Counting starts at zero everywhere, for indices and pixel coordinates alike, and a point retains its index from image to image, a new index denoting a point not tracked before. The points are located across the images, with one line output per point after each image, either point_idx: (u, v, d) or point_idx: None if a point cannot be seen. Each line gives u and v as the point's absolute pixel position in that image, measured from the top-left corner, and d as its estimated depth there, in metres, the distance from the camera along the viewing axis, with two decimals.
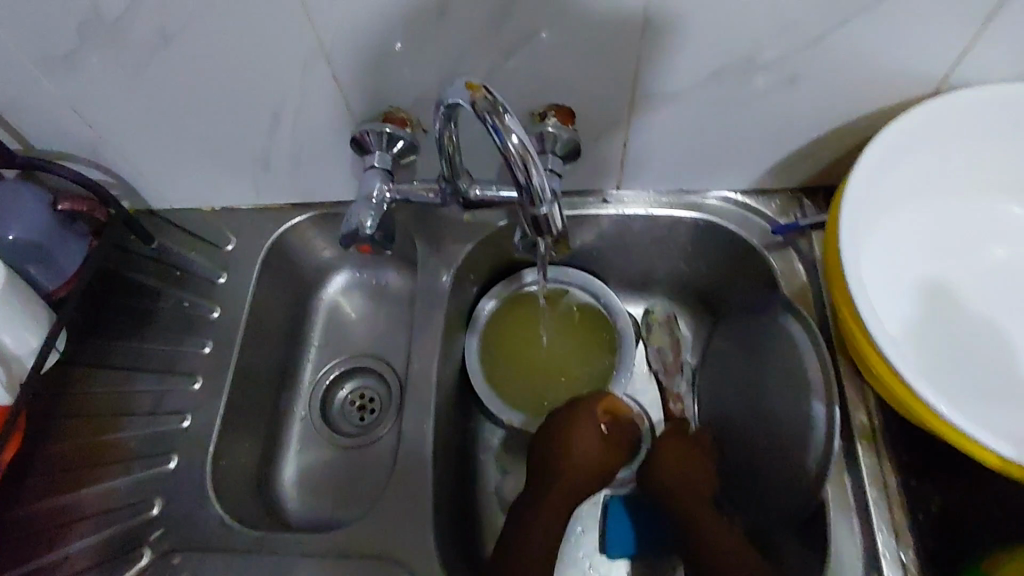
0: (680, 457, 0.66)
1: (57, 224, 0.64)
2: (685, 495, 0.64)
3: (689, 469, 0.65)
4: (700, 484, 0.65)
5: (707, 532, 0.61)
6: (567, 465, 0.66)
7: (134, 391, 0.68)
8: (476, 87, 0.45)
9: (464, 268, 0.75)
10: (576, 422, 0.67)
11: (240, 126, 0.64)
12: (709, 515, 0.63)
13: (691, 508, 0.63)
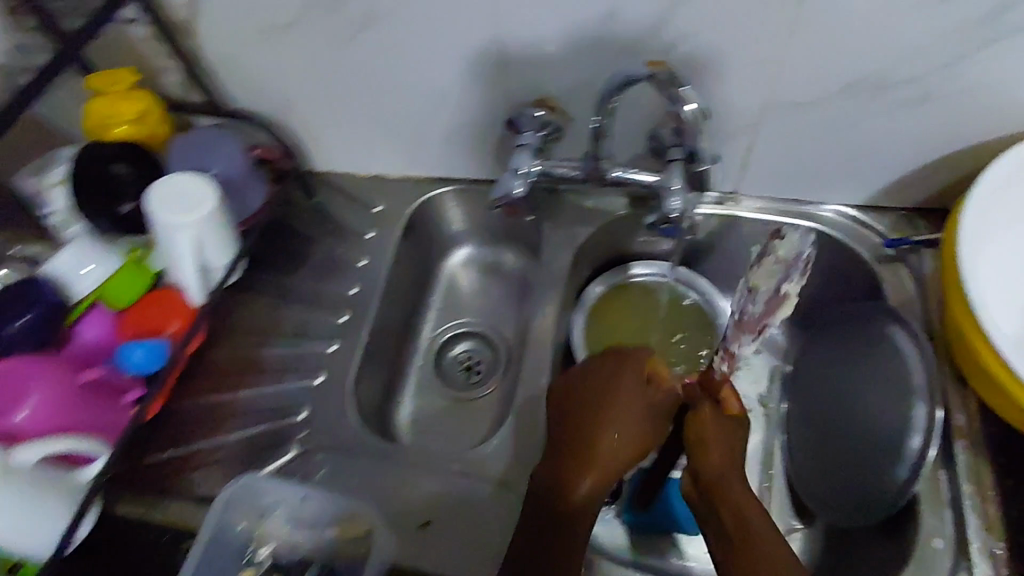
0: (727, 433, 0.56)
1: (246, 169, 0.73)
2: (723, 480, 0.54)
3: (724, 437, 0.57)
4: (736, 458, 0.55)
5: (735, 516, 0.52)
6: (610, 412, 0.60)
7: (286, 317, 0.78)
8: (657, 64, 0.55)
9: (582, 250, 0.82)
10: (618, 384, 0.61)
11: (409, 101, 0.74)
12: (749, 508, 0.53)
13: (712, 479, 0.54)
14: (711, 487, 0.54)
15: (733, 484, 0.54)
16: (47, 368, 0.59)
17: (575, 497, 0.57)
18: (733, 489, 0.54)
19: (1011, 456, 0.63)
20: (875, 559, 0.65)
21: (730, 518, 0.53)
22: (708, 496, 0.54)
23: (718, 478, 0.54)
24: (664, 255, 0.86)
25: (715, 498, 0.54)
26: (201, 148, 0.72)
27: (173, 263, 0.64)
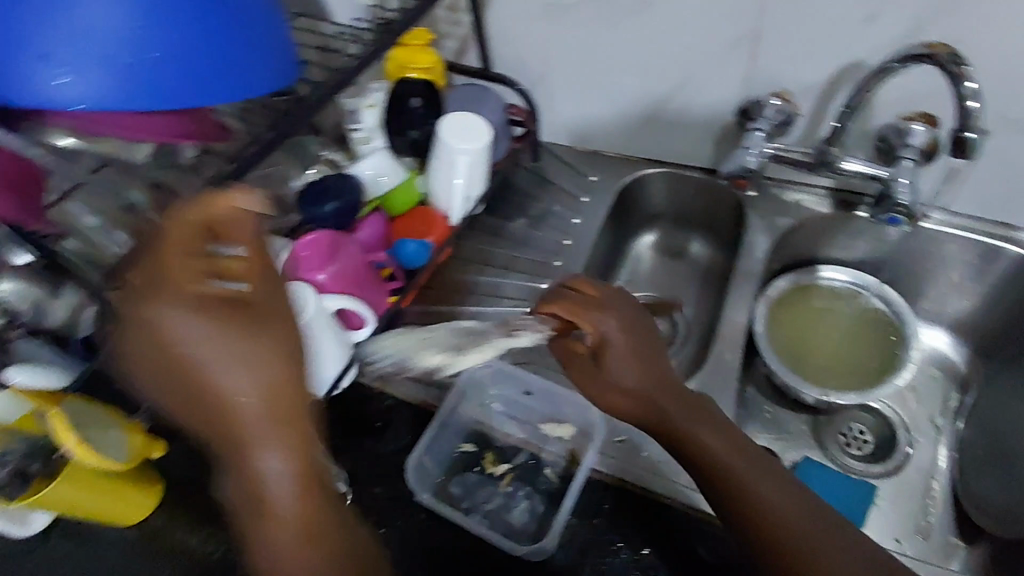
0: (629, 346, 0.63)
1: (501, 123, 0.87)
2: (659, 396, 0.61)
3: (631, 364, 0.63)
4: (686, 403, 0.61)
5: (695, 443, 0.59)
6: (620, 361, 0.63)
7: (505, 255, 0.89)
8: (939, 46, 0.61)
9: (779, 243, 0.87)
10: (603, 307, 0.64)
11: (651, 83, 0.84)
12: (727, 434, 0.60)
13: (652, 414, 0.61)
14: (666, 428, 0.60)
15: (687, 421, 0.60)
16: (348, 240, 0.71)
17: (236, 405, 0.51)
18: (704, 435, 0.59)
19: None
20: None
21: (662, 434, 0.60)
22: (663, 433, 0.61)
23: (614, 363, 0.63)
24: (853, 262, 0.90)
25: (655, 425, 0.61)
26: (471, 98, 0.85)
27: (443, 183, 0.78)
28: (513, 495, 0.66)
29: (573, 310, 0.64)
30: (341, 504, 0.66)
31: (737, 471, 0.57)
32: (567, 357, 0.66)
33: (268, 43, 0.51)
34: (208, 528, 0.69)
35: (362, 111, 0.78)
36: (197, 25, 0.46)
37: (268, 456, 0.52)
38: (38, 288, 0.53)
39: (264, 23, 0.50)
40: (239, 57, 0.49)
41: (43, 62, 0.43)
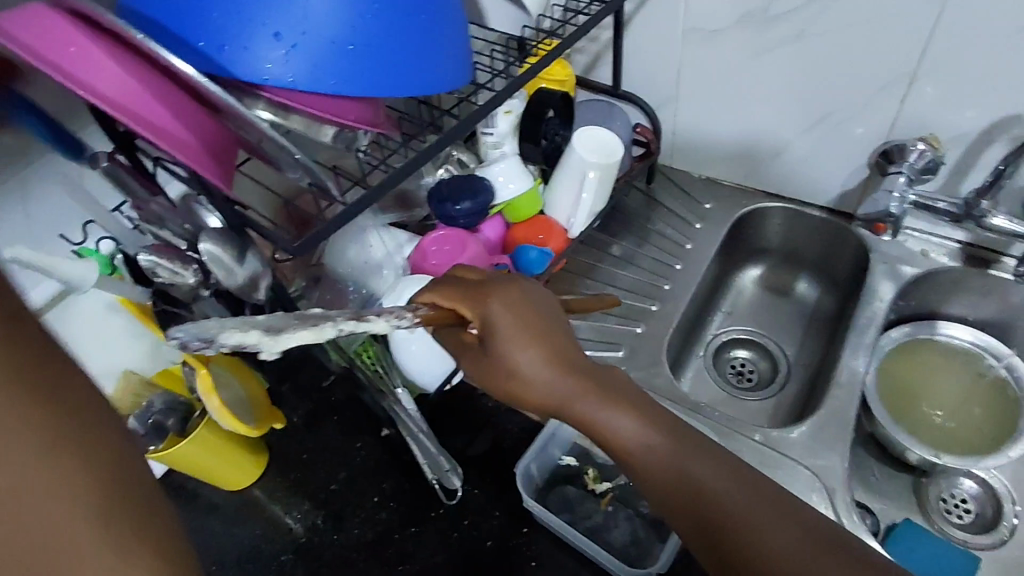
0: (576, 379, 0.49)
1: (627, 141, 0.87)
2: (622, 425, 0.47)
3: (602, 398, 0.48)
4: (646, 423, 0.48)
5: (670, 477, 0.46)
6: (577, 397, 0.48)
7: (613, 272, 0.88)
8: None
9: (902, 292, 0.83)
10: (493, 294, 0.51)
11: (784, 117, 0.82)
12: (706, 464, 0.46)
13: (612, 441, 0.48)
14: (626, 450, 0.47)
15: (651, 448, 0.47)
16: (474, 239, 0.73)
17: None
18: (660, 448, 0.46)
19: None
20: None
21: (706, 519, 0.44)
22: (626, 459, 0.47)
23: (576, 400, 0.48)
24: (978, 323, 0.86)
25: (622, 450, 0.47)
26: (600, 114, 0.86)
27: (567, 195, 0.78)
28: (614, 515, 0.65)
29: (515, 322, 0.49)
30: (451, 498, 0.69)
31: (723, 506, 0.44)
32: (523, 396, 0.49)
33: (452, 40, 0.53)
34: (307, 502, 0.71)
35: (498, 116, 0.77)
36: (403, 14, 0.49)
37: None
38: (230, 254, 0.54)
39: (450, 19, 0.53)
40: (430, 51, 0.51)
41: (275, 40, 0.45)
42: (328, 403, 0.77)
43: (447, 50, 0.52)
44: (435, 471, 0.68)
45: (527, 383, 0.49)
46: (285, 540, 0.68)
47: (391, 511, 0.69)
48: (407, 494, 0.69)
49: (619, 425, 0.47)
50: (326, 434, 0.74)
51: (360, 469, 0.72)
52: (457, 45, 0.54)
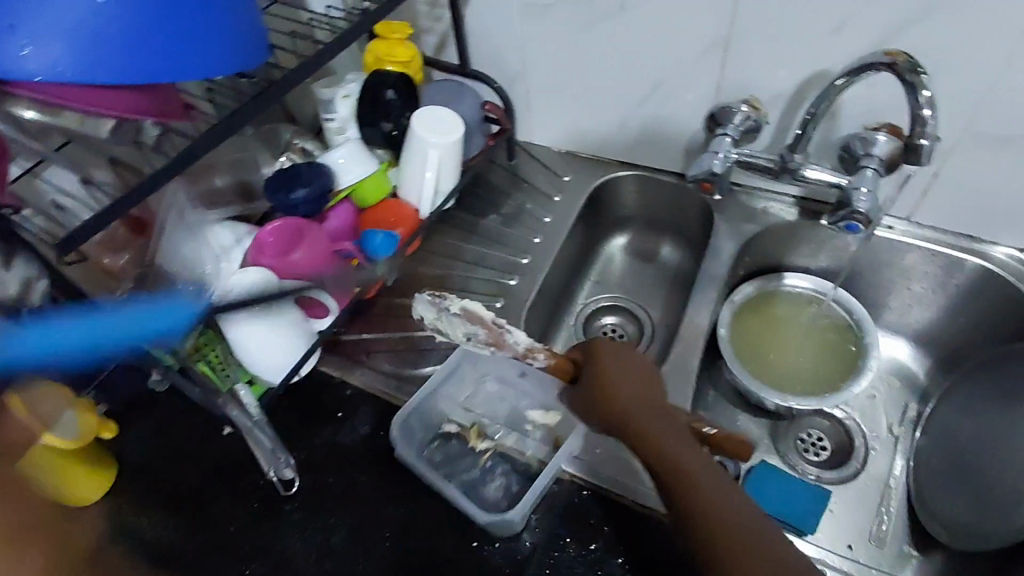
0: (641, 412, 0.57)
1: (476, 119, 0.87)
2: (688, 469, 0.53)
3: (670, 437, 0.55)
4: (708, 479, 0.53)
5: (699, 515, 0.52)
6: (660, 432, 0.56)
7: (474, 250, 0.90)
8: (896, 53, 0.58)
9: (745, 248, 0.88)
10: (605, 356, 0.61)
11: (623, 87, 0.84)
12: (753, 545, 0.50)
13: (666, 467, 0.54)
14: (677, 472, 0.53)
15: (699, 489, 0.52)
16: (314, 227, 0.71)
17: None
18: (709, 496, 0.52)
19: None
20: None
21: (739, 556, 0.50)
22: (667, 481, 0.54)
23: (652, 434, 0.56)
24: (818, 271, 0.91)
25: (670, 473, 0.54)
26: (449, 93, 0.86)
27: (415, 176, 0.78)
28: (491, 470, 0.69)
29: (606, 368, 0.60)
30: (287, 489, 0.68)
31: (742, 565, 0.49)
32: (604, 416, 0.59)
33: (235, 42, 0.51)
34: (158, 510, 0.68)
35: (337, 101, 0.80)
36: (160, 17, 0.47)
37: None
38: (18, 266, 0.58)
39: (234, 26, 0.51)
40: (196, 56, 0.49)
41: (13, 33, 0.44)
42: (184, 407, 0.75)
43: (218, 58, 0.50)
44: (272, 464, 0.67)
45: (611, 402, 0.58)
46: (134, 551, 0.66)
47: (247, 509, 0.67)
48: (263, 491, 0.68)
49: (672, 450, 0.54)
50: (181, 439, 0.73)
51: (217, 470, 0.70)
52: (235, 51, 0.52)
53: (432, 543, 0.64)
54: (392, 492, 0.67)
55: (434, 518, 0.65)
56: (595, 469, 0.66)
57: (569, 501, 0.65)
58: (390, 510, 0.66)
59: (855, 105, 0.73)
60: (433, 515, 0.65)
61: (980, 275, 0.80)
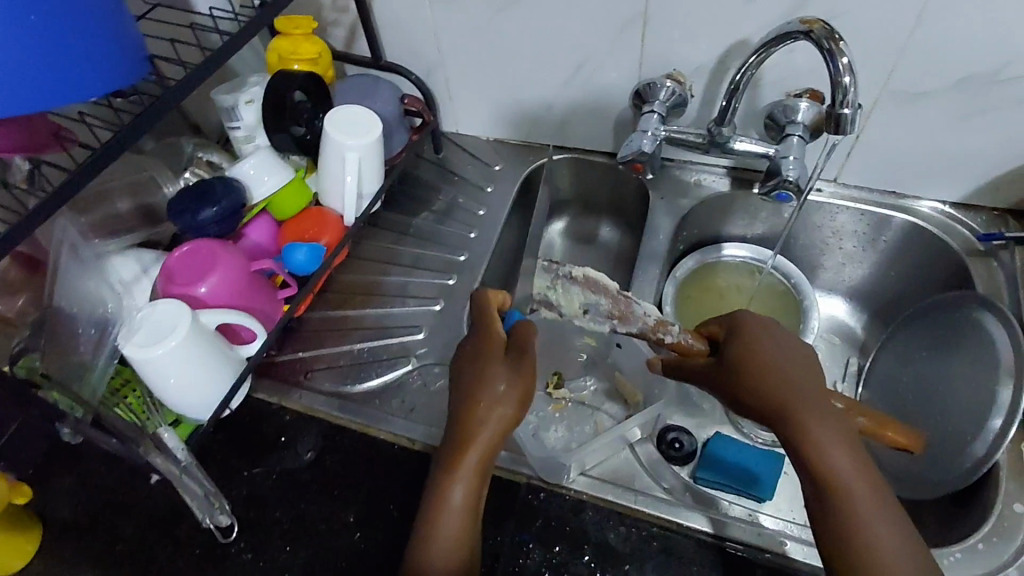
0: (812, 400, 0.50)
1: (396, 115, 0.82)
2: (835, 456, 0.48)
3: (829, 423, 0.49)
4: (856, 467, 0.48)
5: (848, 505, 0.47)
6: (813, 415, 0.49)
7: (408, 251, 0.86)
8: (811, 21, 0.57)
9: (683, 222, 0.87)
10: (800, 355, 0.53)
11: (545, 71, 0.81)
12: (898, 534, 0.47)
13: (820, 456, 0.48)
14: (829, 467, 0.48)
15: (850, 478, 0.48)
16: (228, 248, 0.66)
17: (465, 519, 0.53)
18: (860, 492, 0.47)
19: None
20: (940, 531, 0.67)
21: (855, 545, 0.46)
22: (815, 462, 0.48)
23: (808, 415, 0.49)
24: (755, 238, 0.91)
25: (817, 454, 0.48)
26: (364, 89, 0.81)
27: (335, 183, 0.73)
28: None
29: (776, 364, 0.52)
30: (228, 536, 0.63)
31: (890, 561, 0.46)
32: (756, 396, 0.52)
33: (107, 71, 0.47)
34: (90, 571, 0.63)
35: (241, 108, 0.74)
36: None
37: (458, 482, 0.54)
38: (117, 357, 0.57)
39: (103, 53, 0.46)
40: (34, 92, 0.44)
41: None
42: (110, 454, 0.70)
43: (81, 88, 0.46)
44: (203, 509, 0.62)
45: (752, 378, 0.52)
46: None
47: (189, 558, 0.63)
48: (204, 536, 0.64)
49: (828, 438, 0.49)
50: (111, 488, 0.68)
51: (153, 517, 0.65)
52: (86, 76, 0.46)
53: (392, 567, 0.61)
54: (343, 519, 0.64)
55: (392, 541, 0.62)
56: (552, 469, 0.64)
57: (528, 506, 0.63)
58: (345, 538, 0.63)
59: (776, 72, 0.73)
60: (391, 539, 0.62)
61: (907, 230, 0.81)
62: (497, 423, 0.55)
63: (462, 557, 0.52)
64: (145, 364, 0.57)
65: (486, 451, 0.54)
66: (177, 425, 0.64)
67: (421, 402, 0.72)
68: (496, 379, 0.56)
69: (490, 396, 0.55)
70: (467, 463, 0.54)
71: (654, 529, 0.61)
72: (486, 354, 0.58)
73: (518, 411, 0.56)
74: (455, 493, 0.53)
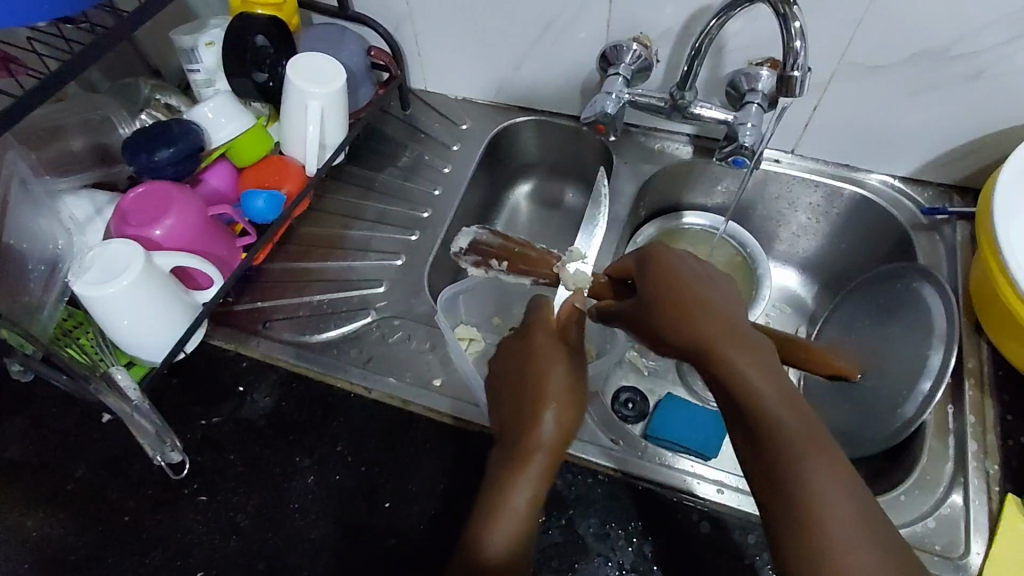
0: (721, 327, 0.49)
1: (363, 67, 0.81)
2: (755, 381, 0.47)
3: (745, 350, 0.48)
4: (783, 397, 0.46)
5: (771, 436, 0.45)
6: (731, 345, 0.48)
7: (370, 207, 0.86)
8: None
9: (645, 188, 0.88)
10: (714, 286, 0.53)
11: (513, 30, 0.81)
12: (831, 466, 0.44)
13: (737, 390, 0.47)
14: (753, 400, 0.46)
15: (771, 409, 0.46)
16: (184, 190, 0.65)
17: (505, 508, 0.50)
18: (789, 421, 0.45)
19: (1015, 394, 0.68)
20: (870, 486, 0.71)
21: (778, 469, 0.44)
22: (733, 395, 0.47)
23: (723, 346, 0.48)
24: (713, 207, 0.93)
25: (735, 388, 0.47)
26: (329, 38, 0.79)
27: (297, 131, 0.72)
28: (404, 427, 0.67)
29: (695, 296, 0.51)
30: (179, 473, 0.64)
31: (820, 487, 0.43)
32: (675, 335, 0.51)
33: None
34: (41, 510, 0.63)
35: (200, 50, 0.73)
36: None
37: (523, 485, 0.51)
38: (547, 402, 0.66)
39: None
40: None
41: None
42: (62, 396, 0.69)
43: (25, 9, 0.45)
44: (155, 448, 0.63)
45: (674, 313, 0.51)
46: (20, 555, 0.61)
47: (142, 498, 0.63)
48: (157, 477, 0.64)
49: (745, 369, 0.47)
50: (64, 429, 0.67)
51: (106, 459, 0.65)
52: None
53: (345, 509, 0.62)
54: (297, 462, 0.65)
55: (346, 485, 0.63)
56: (502, 420, 0.66)
57: (478, 453, 0.65)
58: (299, 481, 0.64)
59: (739, 40, 0.74)
60: (343, 483, 0.63)
61: (858, 203, 0.84)
62: (559, 426, 0.53)
63: (517, 546, 0.49)
64: (96, 303, 0.57)
65: (548, 458, 0.52)
66: (129, 367, 0.64)
67: (378, 352, 0.72)
68: (554, 375, 0.55)
69: (553, 399, 0.53)
70: (536, 459, 0.52)
71: (598, 477, 0.63)
72: (542, 352, 0.57)
73: (575, 418, 0.54)
74: (521, 493, 0.51)
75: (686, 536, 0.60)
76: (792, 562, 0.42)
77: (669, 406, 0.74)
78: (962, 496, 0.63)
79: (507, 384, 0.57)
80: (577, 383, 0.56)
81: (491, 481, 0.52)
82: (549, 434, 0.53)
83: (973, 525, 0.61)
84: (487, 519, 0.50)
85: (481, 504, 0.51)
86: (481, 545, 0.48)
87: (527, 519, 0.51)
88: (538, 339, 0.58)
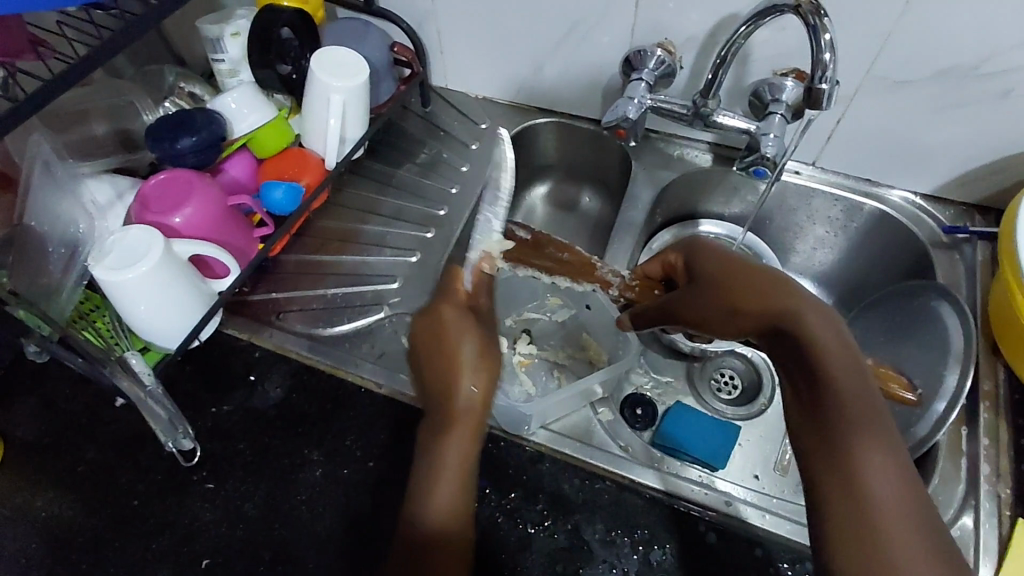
0: (798, 302, 0.51)
1: (386, 63, 0.82)
2: (827, 349, 0.48)
3: (831, 327, 0.49)
4: (855, 374, 0.48)
5: (837, 414, 0.47)
6: (814, 317, 0.50)
7: (386, 202, 0.86)
8: None
9: (663, 194, 0.88)
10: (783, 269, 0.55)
11: (537, 31, 0.81)
12: (885, 454, 0.45)
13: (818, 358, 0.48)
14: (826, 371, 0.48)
15: (846, 385, 0.47)
16: (205, 179, 0.65)
17: (435, 504, 0.47)
18: (854, 406, 0.47)
19: None
20: None
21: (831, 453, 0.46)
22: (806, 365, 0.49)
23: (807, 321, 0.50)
24: (730, 217, 0.92)
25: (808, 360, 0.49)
26: (353, 33, 0.80)
27: (319, 124, 0.73)
28: (414, 424, 0.67)
29: (770, 277, 0.54)
30: (190, 460, 0.65)
31: (872, 476, 0.45)
32: (753, 316, 0.53)
33: None
34: (50, 489, 0.64)
35: (226, 40, 0.73)
36: None
37: (452, 447, 0.49)
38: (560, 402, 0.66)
39: None
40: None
41: None
42: (75, 377, 0.70)
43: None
44: (168, 435, 0.63)
45: (747, 292, 0.54)
46: (27, 534, 0.61)
47: (150, 482, 0.64)
48: (167, 463, 0.65)
49: (823, 336, 0.49)
50: (75, 410, 0.68)
51: (116, 442, 0.66)
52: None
53: (350, 503, 0.62)
54: (304, 454, 0.65)
55: (352, 479, 0.63)
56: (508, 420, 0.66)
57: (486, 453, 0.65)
58: (305, 474, 0.64)
59: (765, 49, 0.73)
60: (350, 477, 0.64)
61: (878, 218, 0.83)
62: (481, 390, 0.49)
63: (457, 510, 0.48)
64: (114, 287, 0.57)
65: (470, 419, 0.49)
66: (143, 352, 0.64)
67: (390, 348, 0.73)
68: (466, 342, 0.50)
69: (467, 363, 0.49)
70: (457, 426, 0.49)
71: (606, 483, 0.63)
72: (452, 317, 0.52)
73: (495, 379, 0.50)
74: (448, 457, 0.48)
75: (692, 548, 0.60)
76: (838, 537, 0.44)
77: (675, 416, 0.73)
78: (972, 518, 0.62)
79: (420, 348, 0.52)
80: (492, 343, 0.52)
81: (421, 451, 0.50)
82: (472, 398, 0.49)
83: (982, 549, 0.60)
84: (419, 494, 0.48)
85: (417, 477, 0.49)
86: (422, 516, 0.47)
87: (461, 479, 0.48)
88: (445, 311, 0.52)
